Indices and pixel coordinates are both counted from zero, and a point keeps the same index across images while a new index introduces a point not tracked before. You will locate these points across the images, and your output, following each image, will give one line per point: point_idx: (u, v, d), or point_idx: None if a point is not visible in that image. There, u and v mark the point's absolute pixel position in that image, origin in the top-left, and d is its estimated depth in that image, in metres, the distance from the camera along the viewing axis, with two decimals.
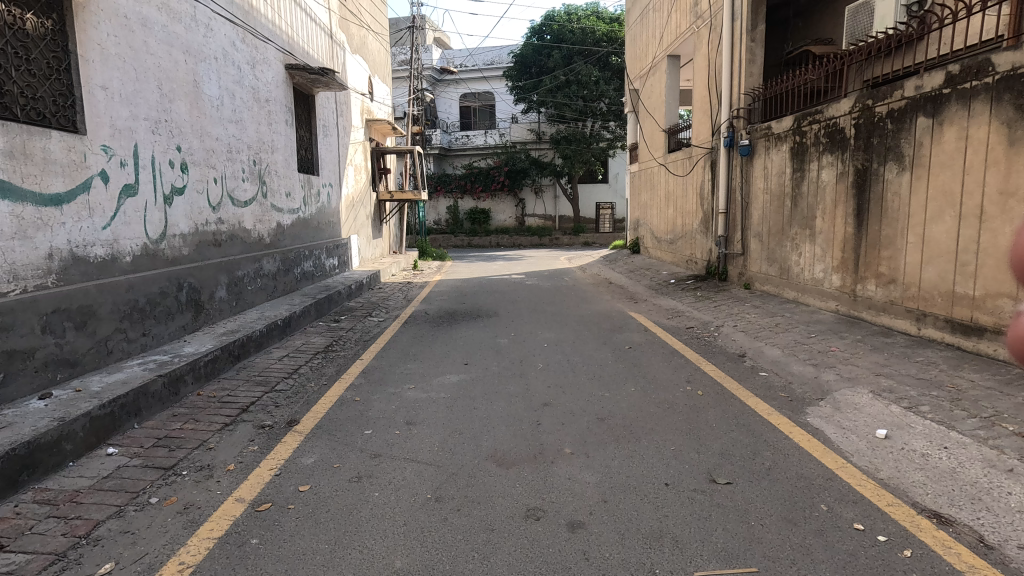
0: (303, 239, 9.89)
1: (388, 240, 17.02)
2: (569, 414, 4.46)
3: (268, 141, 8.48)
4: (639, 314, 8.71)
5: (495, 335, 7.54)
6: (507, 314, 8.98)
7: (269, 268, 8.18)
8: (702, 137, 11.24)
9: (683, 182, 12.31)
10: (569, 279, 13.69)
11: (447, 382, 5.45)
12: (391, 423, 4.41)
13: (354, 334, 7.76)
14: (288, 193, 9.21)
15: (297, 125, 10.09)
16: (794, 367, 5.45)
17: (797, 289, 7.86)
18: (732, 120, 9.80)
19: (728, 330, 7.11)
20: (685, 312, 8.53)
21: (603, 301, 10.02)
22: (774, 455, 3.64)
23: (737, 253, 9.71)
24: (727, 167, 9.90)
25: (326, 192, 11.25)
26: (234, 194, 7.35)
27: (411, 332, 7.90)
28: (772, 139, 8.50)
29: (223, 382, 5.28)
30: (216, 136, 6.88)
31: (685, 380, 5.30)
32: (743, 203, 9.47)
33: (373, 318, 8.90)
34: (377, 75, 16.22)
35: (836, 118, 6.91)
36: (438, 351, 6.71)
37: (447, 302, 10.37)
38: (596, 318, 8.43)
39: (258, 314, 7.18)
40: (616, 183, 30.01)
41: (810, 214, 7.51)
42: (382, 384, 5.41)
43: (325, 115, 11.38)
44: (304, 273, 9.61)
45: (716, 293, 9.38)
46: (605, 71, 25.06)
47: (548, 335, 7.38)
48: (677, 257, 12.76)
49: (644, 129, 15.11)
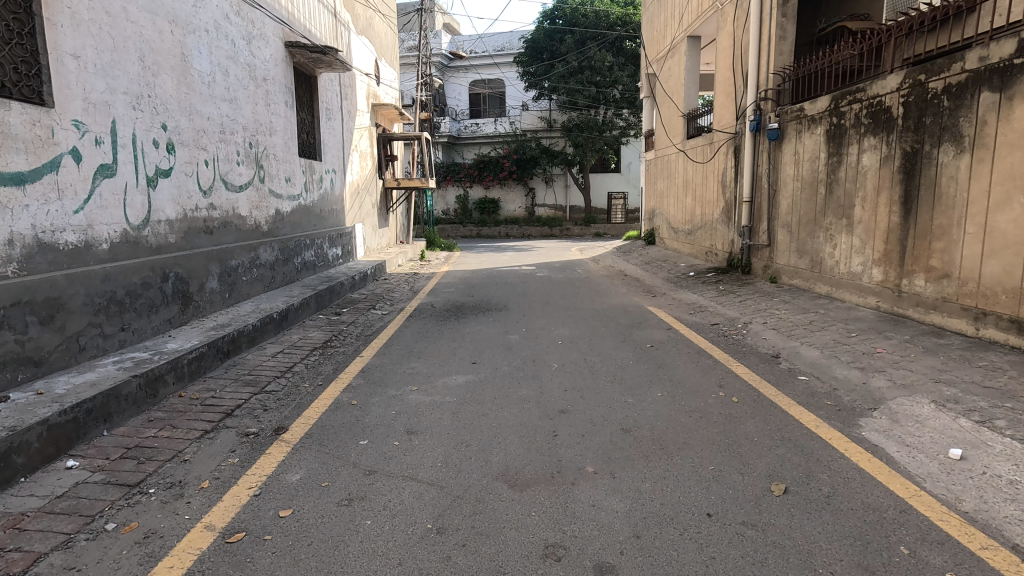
0: (305, 228, 9.44)
1: (395, 229, 16.56)
2: (589, 424, 3.98)
3: (266, 123, 8.00)
4: (659, 310, 8.18)
5: (506, 331, 7.06)
6: (518, 308, 8.47)
7: (266, 258, 7.72)
8: (725, 122, 10.61)
9: (703, 170, 11.70)
10: (581, 271, 13.16)
11: (455, 384, 4.96)
12: (389, 432, 3.94)
13: (355, 328, 7.30)
14: (287, 178, 8.75)
15: (298, 107, 9.59)
16: (838, 371, 4.91)
17: (830, 284, 7.30)
18: (759, 102, 9.15)
19: (758, 327, 6.58)
20: (708, 307, 7.99)
21: (619, 295, 9.49)
22: (833, 478, 3.13)
23: (763, 245, 9.12)
24: (753, 152, 9.28)
25: (329, 178, 10.77)
26: (228, 178, 6.90)
27: (416, 327, 7.43)
28: (803, 122, 7.90)
29: (209, 382, 4.83)
30: (207, 114, 6.40)
31: (716, 384, 4.78)
32: (770, 191, 8.86)
33: (376, 311, 8.43)
34: (384, 58, 15.68)
35: (881, 96, 6.31)
36: (445, 348, 6.23)
37: (454, 294, 9.88)
38: (614, 313, 7.91)
39: (253, 307, 6.73)
40: (629, 172, 29.01)
41: (848, 203, 6.93)
42: (383, 386, 4.94)
43: (328, 97, 10.87)
44: (305, 263, 9.15)
45: (740, 287, 8.82)
46: (619, 57, 24.38)
47: (563, 331, 6.87)
48: (696, 249, 12.18)
49: (662, 115, 14.42)
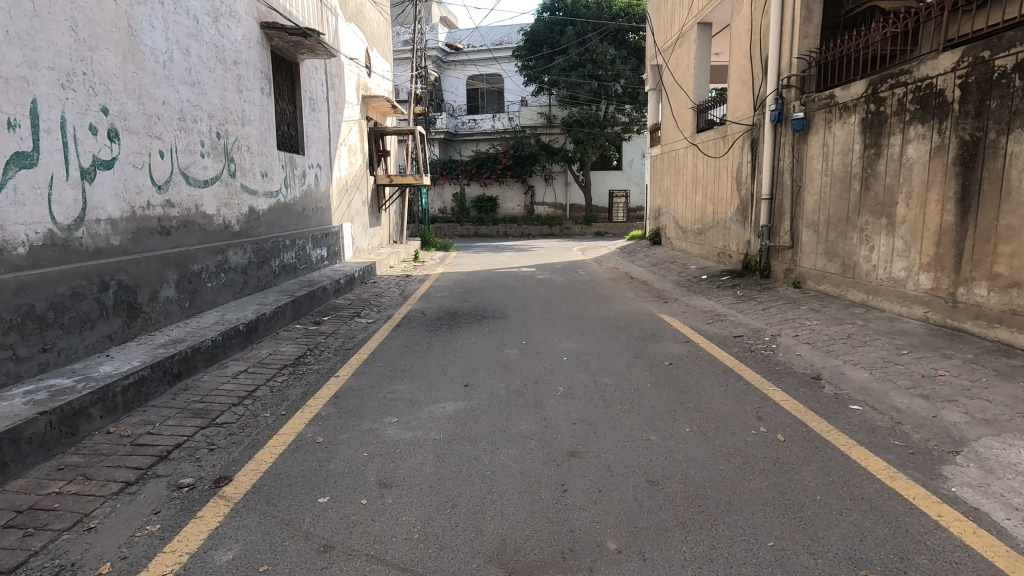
0: (284, 228, 8.66)
1: (387, 229, 15.78)
2: (606, 473, 3.21)
3: (237, 111, 7.20)
4: (673, 318, 7.41)
5: (503, 343, 6.29)
6: (518, 316, 7.70)
7: (237, 261, 6.93)
8: (740, 113, 9.83)
9: (715, 165, 10.94)
10: (584, 273, 12.38)
11: (444, 414, 4.20)
12: (358, 484, 3.17)
13: (335, 341, 6.52)
14: (263, 173, 7.95)
15: (277, 96, 8.80)
16: (897, 400, 4.14)
17: (866, 291, 6.53)
18: (780, 90, 8.36)
19: (789, 341, 5.82)
20: (727, 315, 7.23)
21: (627, 301, 8.71)
22: (937, 564, 2.35)
23: (784, 246, 8.35)
24: (773, 144, 8.50)
25: (313, 173, 9.98)
26: (190, 172, 6.10)
27: (403, 338, 6.65)
28: (833, 110, 7.12)
29: (149, 413, 4.05)
30: (162, 98, 5.61)
31: (754, 415, 4.01)
32: (793, 187, 8.09)
33: (361, 320, 7.66)
34: (376, 47, 14.87)
35: (931, 77, 5.54)
36: (433, 366, 5.45)
37: (448, 300, 9.10)
38: (623, 323, 7.15)
39: (217, 317, 5.94)
40: (630, 169, 28.25)
41: (888, 201, 6.16)
42: (357, 417, 4.15)
43: (313, 86, 10.08)
44: (283, 266, 8.36)
45: (760, 293, 8.05)
46: (622, 50, 23.46)
47: (568, 346, 6.11)
48: (707, 250, 11.41)
49: (670, 108, 13.64)
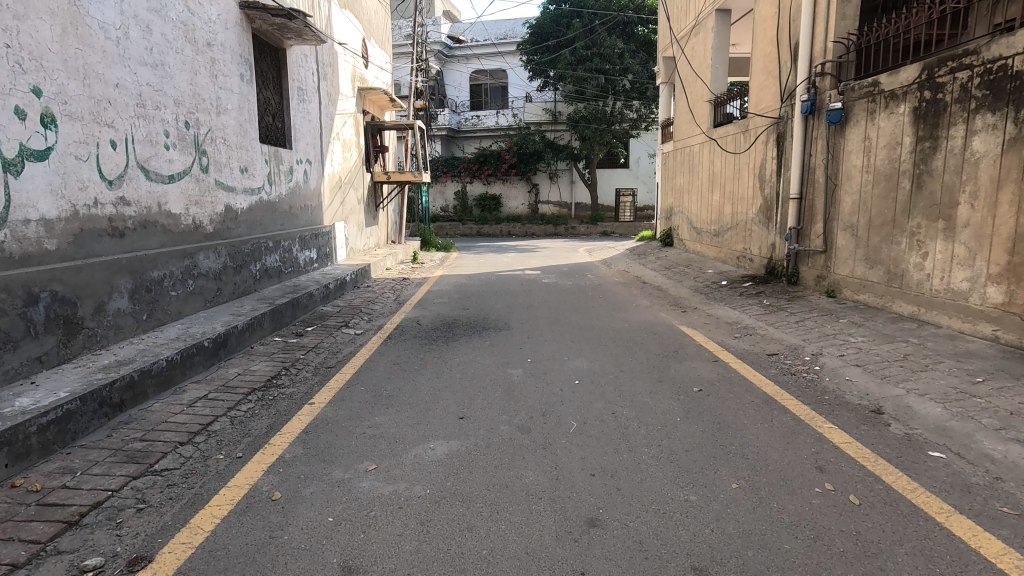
0: (267, 228, 7.94)
1: (385, 228, 15.07)
2: (640, 558, 2.46)
3: (210, 98, 6.46)
4: (695, 331, 6.64)
5: (506, 361, 5.54)
6: (522, 328, 6.94)
7: (209, 265, 6.21)
8: (765, 105, 9.06)
9: (735, 162, 10.16)
10: (592, 276, 11.62)
11: (434, 459, 3.45)
12: (316, 569, 2.43)
13: (317, 357, 5.80)
14: (242, 167, 7.23)
15: (260, 84, 8.08)
16: (989, 446, 3.38)
17: (918, 304, 5.77)
18: (812, 79, 7.59)
19: (835, 363, 5.05)
20: (756, 329, 6.46)
21: (641, 310, 7.95)
22: None
23: (816, 250, 7.58)
24: (804, 138, 7.74)
25: (302, 169, 9.27)
26: (152, 165, 5.38)
27: (393, 353, 5.93)
28: (878, 99, 6.35)
29: (72, 458, 3.32)
30: (116, 80, 4.88)
31: (814, 466, 3.25)
32: (826, 186, 7.32)
33: (348, 331, 6.91)
34: (374, 37, 14.13)
35: (1005, 58, 4.78)
36: (424, 391, 4.70)
37: (446, 307, 8.37)
38: (639, 337, 6.38)
39: (180, 331, 5.21)
40: (637, 168, 27.41)
41: (946, 201, 5.40)
42: (327, 463, 3.42)
43: (302, 76, 9.35)
44: (266, 270, 7.64)
45: (790, 303, 7.29)
46: (631, 43, 22.63)
47: (579, 366, 5.35)
48: (726, 253, 10.64)
49: (684, 101, 12.85)
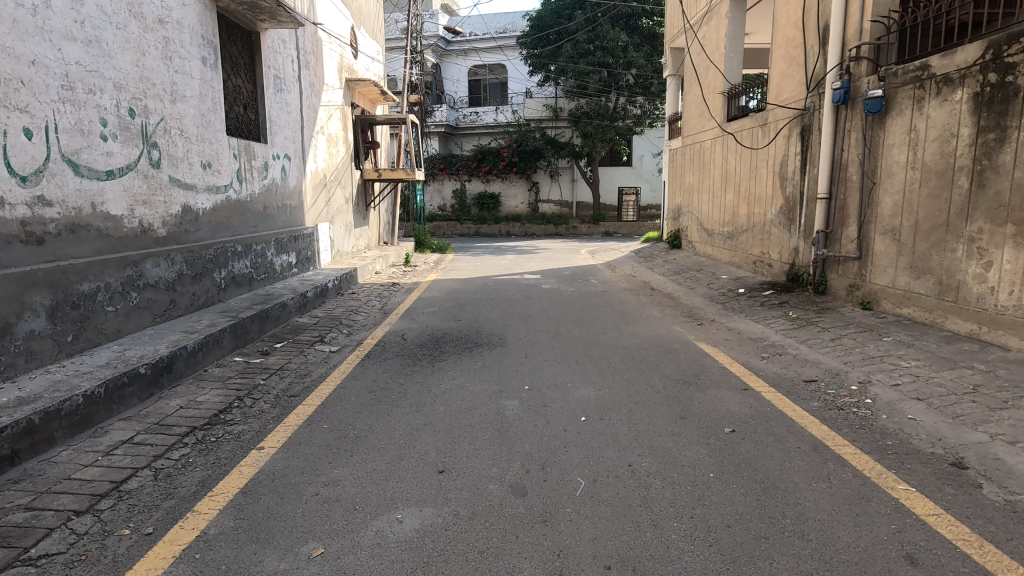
0: (236, 230, 7.14)
1: (376, 229, 14.28)
2: None
3: (163, 83, 5.65)
4: (715, 350, 5.84)
5: (499, 389, 4.73)
6: (520, 344, 6.13)
7: (160, 274, 5.41)
8: (787, 96, 8.25)
9: (752, 159, 9.36)
10: (595, 281, 10.82)
11: (400, 540, 2.64)
12: None
13: (280, 382, 5.00)
14: (205, 163, 6.43)
15: (230, 70, 7.28)
16: None
17: (979, 321, 4.99)
18: (845, 65, 6.78)
19: (889, 394, 4.26)
20: (786, 348, 5.66)
21: (652, 322, 7.14)
22: None
23: (848, 256, 6.78)
24: (834, 131, 6.93)
25: (279, 165, 8.48)
26: (83, 158, 4.57)
27: (370, 376, 5.14)
28: (927, 85, 5.55)
29: None
30: (31, 56, 4.08)
31: (901, 556, 2.45)
32: (860, 184, 6.52)
33: (322, 348, 6.11)
34: (365, 27, 13.39)
35: None
36: (399, 432, 3.89)
37: (435, 318, 7.59)
38: (653, 357, 5.57)
39: (114, 354, 4.41)
40: (640, 166, 26.60)
41: (1018, 202, 4.61)
42: (262, 543, 2.62)
43: (280, 63, 8.56)
44: (233, 277, 6.86)
45: (820, 316, 6.48)
46: (634, 36, 21.82)
47: (586, 396, 4.54)
48: (740, 257, 9.84)
49: (694, 94, 12.06)
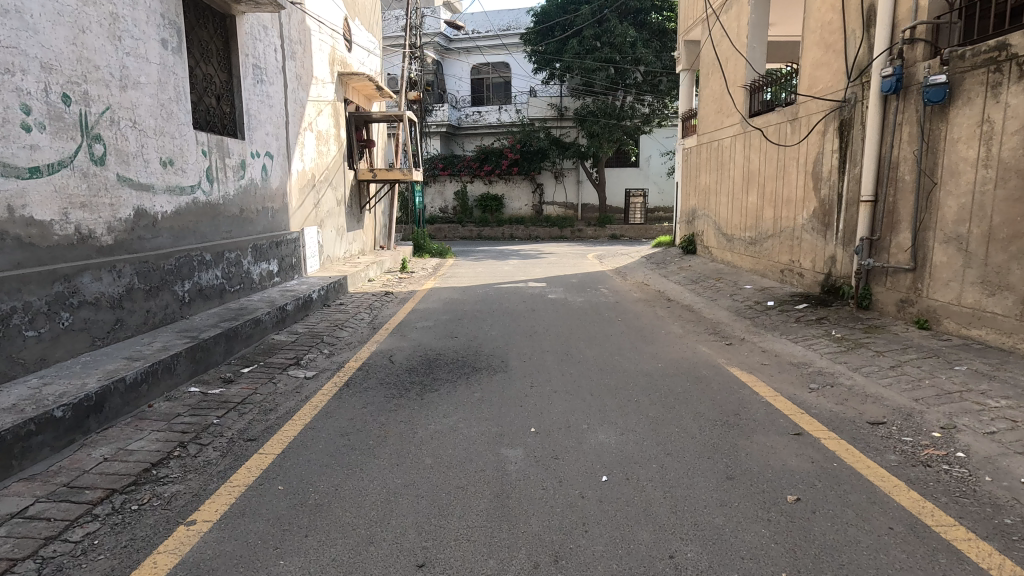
0: (205, 236, 6.34)
1: (371, 233, 13.49)
2: None
3: (109, 67, 4.86)
4: (753, 378, 5.00)
5: (500, 432, 3.92)
6: (524, 370, 5.30)
7: (101, 289, 4.60)
8: (822, 87, 7.42)
9: (780, 157, 8.52)
10: (606, 290, 9.96)
11: None
12: None
13: (237, 420, 4.18)
14: (166, 159, 5.63)
15: (200, 56, 6.49)
16: None
17: None
18: (896, 49, 5.94)
19: (986, 447, 3.42)
20: (837, 377, 4.82)
21: (674, 341, 6.30)
22: None
23: (899, 267, 5.93)
24: (881, 125, 6.10)
25: (260, 164, 7.69)
26: None
27: (346, 412, 4.33)
28: (1005, 68, 4.72)
29: None
30: None
31: None
32: (915, 185, 5.68)
33: (295, 373, 5.29)
34: (360, 18, 12.65)
35: None
36: (371, 499, 3.06)
37: (430, 334, 6.78)
38: (681, 387, 4.73)
39: (26, 392, 3.61)
40: (648, 166, 25.82)
41: None
42: None
43: (261, 51, 7.78)
44: (200, 290, 6.06)
45: (870, 337, 5.64)
46: (643, 32, 21.10)
47: (605, 444, 3.70)
48: (766, 265, 8.98)
49: (712, 89, 11.24)
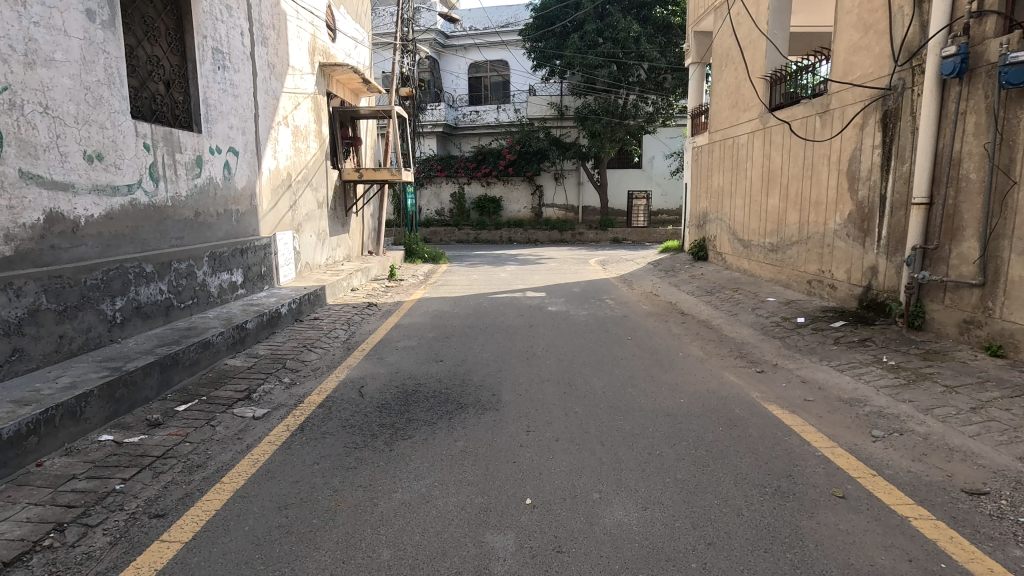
0: (147, 243, 5.42)
1: (358, 238, 12.60)
2: None
3: (7, 38, 3.96)
4: (800, 420, 4.06)
5: (485, 504, 3.00)
6: (519, 408, 4.35)
7: None
8: (861, 73, 6.51)
9: (807, 154, 7.61)
10: (611, 301, 9.02)
11: None
12: None
13: (148, 483, 3.25)
14: (93, 154, 4.72)
15: (144, 33, 5.59)
16: None
17: None
18: (959, 25, 5.04)
19: None
20: (906, 420, 3.91)
21: (697, 367, 5.35)
22: None
23: (963, 282, 5.01)
24: (940, 115, 5.19)
25: (221, 161, 6.78)
26: None
27: (291, 471, 3.40)
28: None
29: None
30: None
31: None
32: (985, 185, 4.76)
33: (242, 411, 4.36)
34: (347, 6, 11.79)
35: None
36: None
37: (410, 356, 5.86)
38: (714, 435, 3.80)
39: None
40: (651, 168, 25.01)
41: None
42: None
43: (223, 33, 6.87)
44: (137, 308, 5.15)
45: (934, 366, 4.71)
46: (646, 26, 20.16)
47: (626, 526, 2.77)
48: (791, 275, 8.06)
49: (727, 81, 10.34)
